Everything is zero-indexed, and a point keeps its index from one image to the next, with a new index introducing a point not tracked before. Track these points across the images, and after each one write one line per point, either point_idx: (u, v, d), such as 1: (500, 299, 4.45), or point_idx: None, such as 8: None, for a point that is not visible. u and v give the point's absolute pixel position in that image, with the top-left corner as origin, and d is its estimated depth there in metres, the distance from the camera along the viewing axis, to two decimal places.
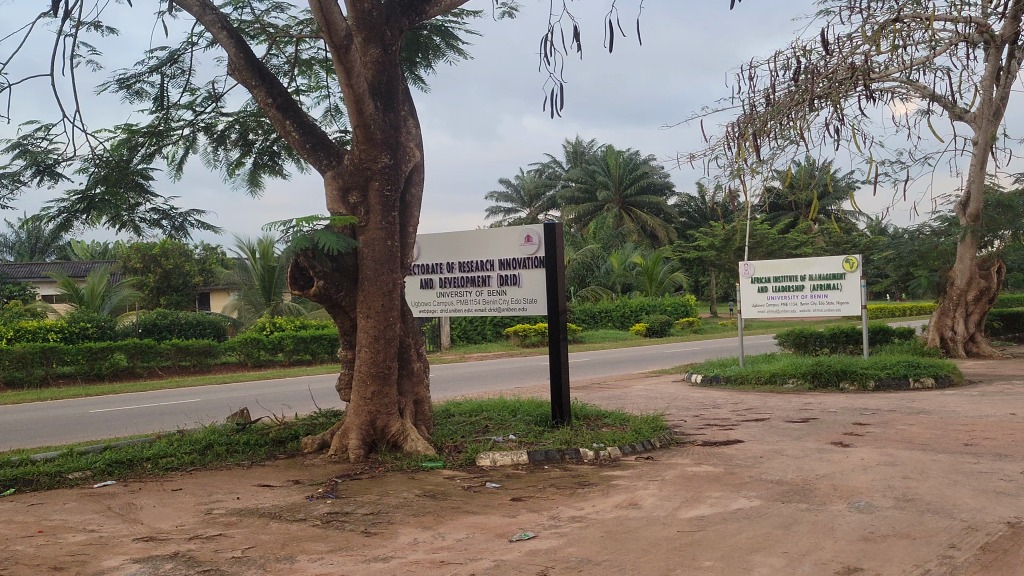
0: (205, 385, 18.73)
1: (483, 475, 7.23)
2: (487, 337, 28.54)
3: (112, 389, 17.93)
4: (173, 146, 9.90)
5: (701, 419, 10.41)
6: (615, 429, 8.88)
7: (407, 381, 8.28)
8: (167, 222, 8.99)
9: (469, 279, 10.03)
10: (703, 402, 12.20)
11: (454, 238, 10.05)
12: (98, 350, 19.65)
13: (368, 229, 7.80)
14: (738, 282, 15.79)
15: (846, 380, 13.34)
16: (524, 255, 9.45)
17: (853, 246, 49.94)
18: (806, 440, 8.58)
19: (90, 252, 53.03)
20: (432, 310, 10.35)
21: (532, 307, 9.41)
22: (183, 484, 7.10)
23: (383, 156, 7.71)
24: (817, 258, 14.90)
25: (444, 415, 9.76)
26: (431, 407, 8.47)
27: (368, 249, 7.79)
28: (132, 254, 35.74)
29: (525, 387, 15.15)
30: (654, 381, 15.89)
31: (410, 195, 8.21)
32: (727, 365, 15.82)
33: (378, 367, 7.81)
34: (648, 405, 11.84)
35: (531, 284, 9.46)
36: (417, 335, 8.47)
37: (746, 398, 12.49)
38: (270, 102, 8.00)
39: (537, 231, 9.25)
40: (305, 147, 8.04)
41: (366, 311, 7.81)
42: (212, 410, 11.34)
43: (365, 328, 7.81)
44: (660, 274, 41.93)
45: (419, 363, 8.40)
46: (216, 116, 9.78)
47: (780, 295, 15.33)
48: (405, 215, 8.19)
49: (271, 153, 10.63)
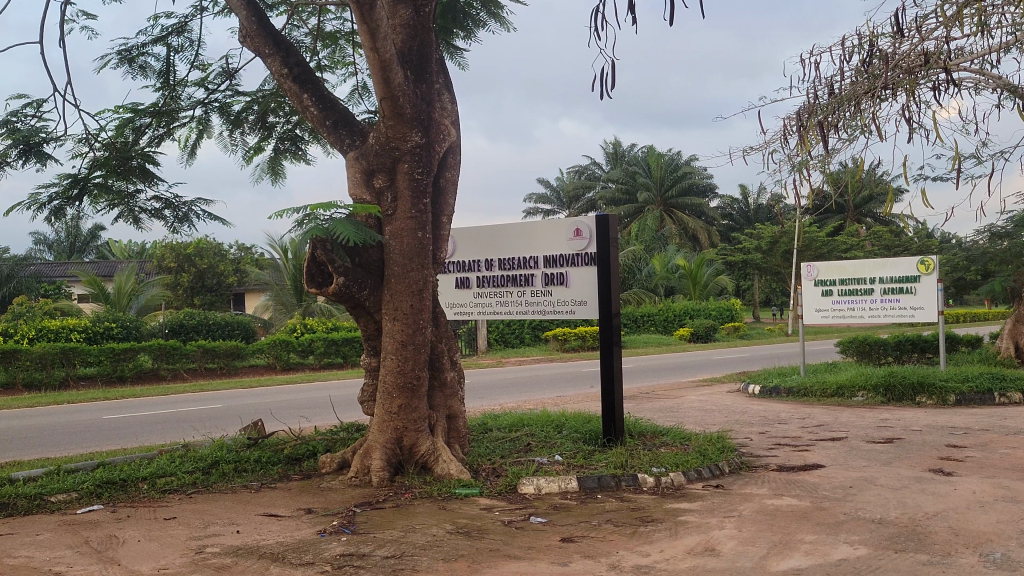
0: (230, 389, 17.84)
1: (527, 507, 6.15)
2: (524, 340, 27.50)
3: (133, 393, 17.07)
4: (184, 127, 8.99)
5: (769, 438, 9.25)
6: (676, 449, 7.77)
7: (439, 394, 7.25)
8: (170, 212, 8.04)
9: (511, 278, 8.98)
10: (768, 417, 11.03)
11: (495, 232, 9.00)
12: (121, 351, 18.89)
13: (396, 219, 6.78)
14: (801, 285, 14.60)
15: (924, 394, 12.11)
16: (573, 252, 8.35)
17: (904, 249, 48.24)
18: (899, 467, 7.42)
19: (127, 252, 52.77)
20: (468, 312, 9.36)
21: (580, 310, 8.32)
22: (177, 513, 6.10)
23: (414, 133, 6.66)
24: (890, 259, 13.65)
25: (480, 430, 8.72)
26: (467, 423, 7.42)
27: (396, 242, 6.78)
28: (165, 252, 35.22)
29: (569, 397, 14.06)
30: (708, 391, 14.73)
31: (443, 179, 7.14)
32: (786, 374, 14.64)
33: (405, 377, 6.79)
34: (705, 420, 10.70)
35: (580, 284, 8.34)
36: (450, 340, 7.43)
37: (814, 413, 11.31)
38: (285, 72, 6.95)
39: (588, 224, 8.18)
40: (325, 124, 6.97)
41: (393, 314, 6.79)
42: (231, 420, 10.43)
43: (391, 333, 6.79)
44: (704, 278, 40.60)
45: (453, 372, 7.36)
46: (231, 95, 8.82)
47: (848, 299, 14.12)
48: (439, 202, 7.13)
49: (294, 138, 9.69)
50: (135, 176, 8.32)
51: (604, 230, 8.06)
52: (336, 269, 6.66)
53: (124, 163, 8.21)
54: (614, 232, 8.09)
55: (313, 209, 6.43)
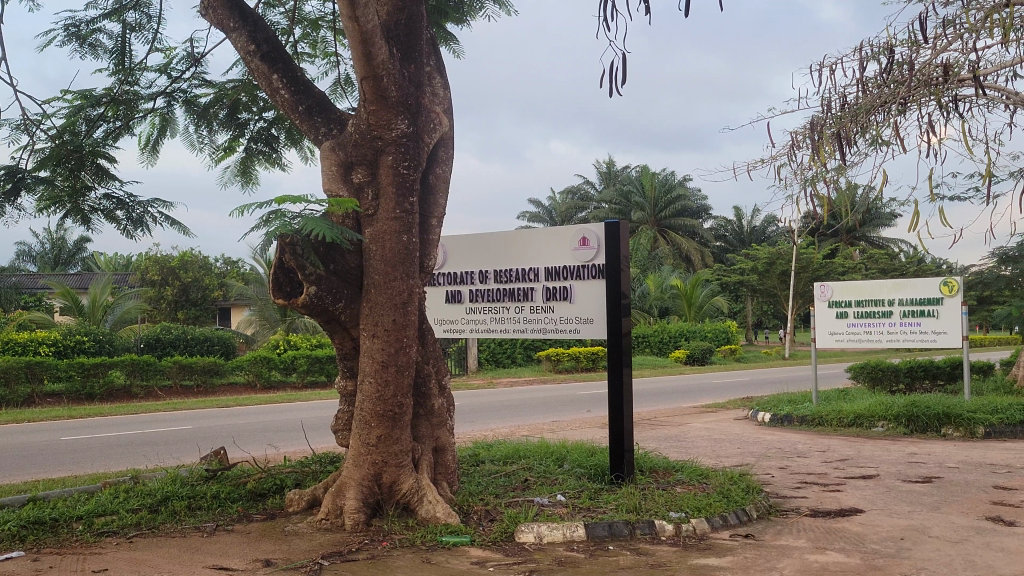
0: (206, 408, 16.79)
1: (527, 561, 5.19)
2: (516, 360, 26.52)
3: (100, 411, 16.01)
4: (143, 119, 8.07)
5: (794, 475, 8.32)
6: (694, 489, 6.83)
7: (424, 424, 6.30)
8: (122, 213, 7.04)
9: (506, 293, 8.06)
10: (785, 449, 10.10)
11: (489, 241, 8.12)
12: (91, 367, 17.84)
13: (378, 219, 5.86)
14: (814, 305, 13.68)
15: (949, 425, 11.20)
16: (578, 263, 7.43)
17: (899, 272, 47.53)
18: (951, 513, 6.49)
19: (113, 264, 51.68)
20: (459, 330, 8.50)
21: (586, 329, 7.38)
22: (111, 564, 5.11)
23: (401, 120, 5.75)
24: (910, 280, 12.75)
25: (472, 463, 7.76)
26: (456, 457, 6.45)
27: (377, 246, 5.85)
28: (148, 264, 34.21)
29: (565, 423, 13.10)
30: (714, 418, 13.79)
31: (433, 176, 6.20)
32: (797, 402, 13.72)
33: (385, 403, 5.85)
34: (717, 453, 9.75)
35: (586, 299, 7.41)
36: (438, 361, 6.47)
37: (834, 445, 10.39)
38: (252, 49, 6.03)
39: (595, 232, 7.26)
40: (297, 109, 6.05)
41: (372, 330, 5.85)
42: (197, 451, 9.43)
43: (369, 352, 5.86)
44: (700, 299, 39.73)
45: (442, 399, 6.41)
46: (197, 86, 7.91)
47: (864, 321, 13.20)
48: (428, 202, 6.19)
49: (268, 138, 8.89)
50: (87, 171, 7.36)
51: (614, 239, 7.13)
52: (306, 276, 5.73)
53: (74, 158, 7.26)
54: (625, 241, 7.16)
55: (278, 202, 5.48)
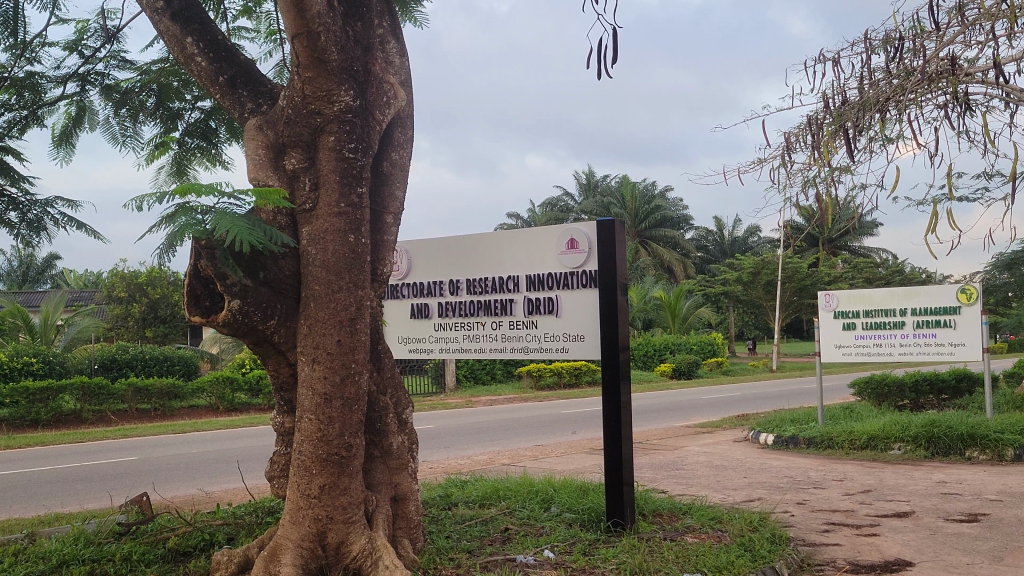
0: (160, 435, 15.50)
1: None
2: (495, 377, 25.36)
3: (43, 439, 14.69)
4: (52, 105, 6.89)
5: (817, 513, 7.20)
6: (709, 539, 5.70)
7: (379, 467, 5.11)
8: (14, 213, 5.88)
9: (481, 306, 6.91)
10: (799, 479, 8.98)
11: (463, 245, 6.97)
12: (38, 391, 16.52)
13: (317, 214, 4.69)
14: (818, 316, 12.54)
15: (975, 448, 10.11)
16: (566, 270, 6.28)
17: (886, 280, 46.61)
18: (1019, 566, 5.39)
19: (82, 281, 50.12)
20: (427, 349, 7.40)
21: (576, 348, 6.22)
22: None
23: (345, 90, 4.61)
24: (923, 287, 11.77)
25: (443, 507, 6.59)
26: (420, 510, 5.26)
27: (316, 249, 4.69)
28: (115, 280, 32.84)
29: (550, 449, 11.94)
30: (711, 440, 12.67)
31: (387, 163, 5.05)
32: (802, 421, 12.61)
33: (328, 444, 4.67)
34: (723, 486, 8.63)
35: (574, 312, 6.25)
36: (397, 390, 5.30)
37: (852, 474, 9.28)
38: (159, 6, 4.89)
39: (585, 233, 6.12)
40: (217, 81, 4.93)
41: (312, 354, 4.68)
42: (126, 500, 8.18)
43: (308, 383, 4.68)
44: (685, 310, 38.65)
45: (402, 438, 5.22)
46: (116, 67, 6.76)
47: (874, 333, 12.07)
48: (384, 194, 5.03)
49: (205, 132, 7.72)
50: None
51: (608, 242, 5.99)
52: (227, 287, 4.57)
53: None
54: (621, 243, 6.01)
55: (182, 193, 4.29)
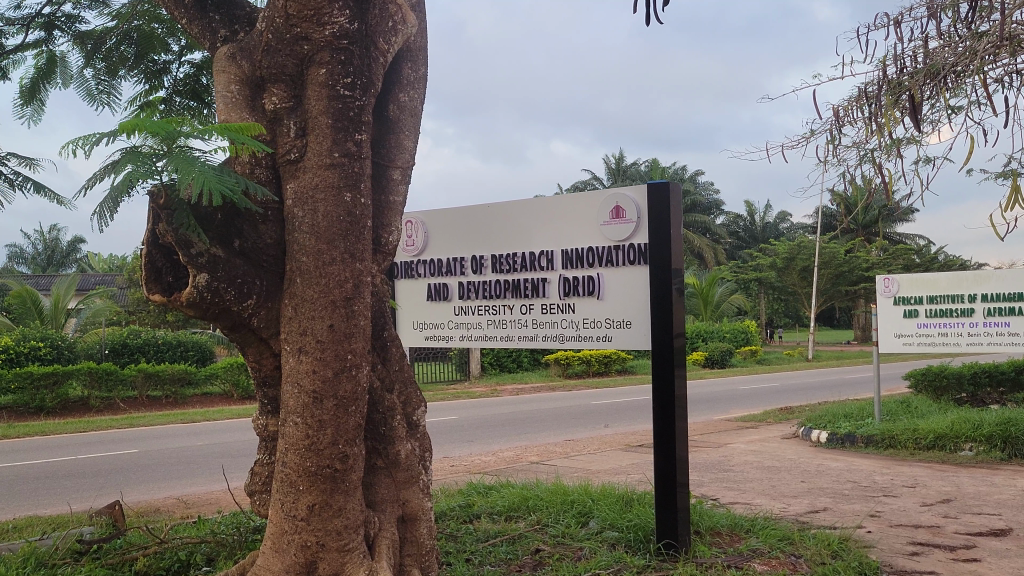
0: (167, 424, 14.67)
1: None
2: (522, 365, 24.43)
3: (44, 428, 13.90)
4: (13, 53, 5.97)
5: (897, 528, 6.20)
6: (784, 568, 4.72)
7: (382, 481, 4.18)
8: None
9: (508, 286, 5.95)
10: (865, 486, 7.97)
11: (488, 214, 6.01)
12: (42, 377, 15.75)
13: (304, 166, 3.76)
14: (877, 302, 11.39)
15: None
16: (610, 244, 5.31)
17: (924, 265, 45.16)
18: None
19: (105, 264, 49.59)
20: (446, 335, 6.47)
21: (621, 334, 5.24)
22: None
23: (339, 9, 3.68)
24: (994, 272, 10.74)
25: (465, 521, 5.64)
26: (433, 533, 4.31)
27: (303, 210, 3.74)
28: (135, 264, 32.20)
29: (583, 445, 10.97)
30: (757, 436, 11.67)
31: (394, 105, 4.09)
32: (856, 417, 11.57)
33: (317, 455, 3.73)
34: (780, 492, 7.65)
35: (618, 294, 5.27)
36: (406, 387, 4.35)
37: (924, 479, 8.25)
38: None
39: (632, 199, 5.14)
40: (182, 3, 4.10)
41: (299, 343, 3.74)
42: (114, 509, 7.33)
43: (293, 378, 3.75)
44: (717, 297, 37.50)
45: (410, 445, 4.27)
46: (87, 7, 5.84)
47: (938, 321, 10.98)
48: (389, 144, 4.09)
49: (196, 89, 6.84)
50: None
51: (660, 210, 4.99)
52: (192, 258, 3.63)
53: None
54: (677, 209, 5.03)
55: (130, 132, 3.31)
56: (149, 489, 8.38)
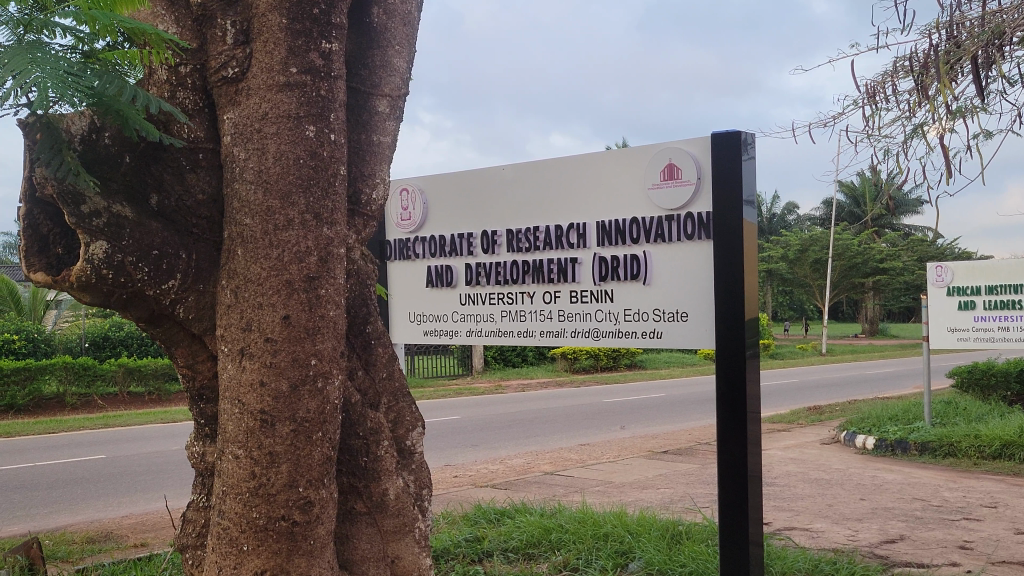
0: (145, 424, 13.55)
1: None
2: (527, 360, 23.32)
3: (10, 429, 12.76)
4: None
5: (1002, 565, 5.05)
6: None
7: (364, 530, 3.03)
8: None
9: (528, 268, 4.81)
10: (938, 505, 6.83)
11: (502, 179, 4.89)
12: (13, 373, 14.64)
13: (250, 88, 2.64)
14: (928, 292, 10.14)
15: None
16: (660, 214, 4.17)
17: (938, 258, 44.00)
18: None
19: None
20: (451, 329, 5.33)
21: (676, 328, 4.09)
22: None
23: None
24: None
25: (472, 562, 4.51)
26: None
27: (248, 152, 2.61)
28: None
29: (603, 451, 9.83)
30: (794, 441, 10.53)
31: (379, 9, 2.95)
32: (904, 420, 10.43)
33: (266, 503, 2.58)
34: (842, 514, 6.51)
35: (672, 276, 4.14)
36: (396, 401, 3.20)
37: (1003, 497, 7.09)
38: None
39: (687, 155, 4.00)
40: None
41: (240, 342, 2.60)
42: (57, 532, 6.22)
43: (232, 394, 2.61)
44: None
45: (401, 477, 3.11)
46: None
47: (996, 314, 9.89)
48: (374, 63, 2.96)
49: None
50: None
51: (726, 167, 3.84)
52: (81, 219, 2.48)
53: None
54: (749, 167, 3.87)
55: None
56: (107, 506, 7.26)
